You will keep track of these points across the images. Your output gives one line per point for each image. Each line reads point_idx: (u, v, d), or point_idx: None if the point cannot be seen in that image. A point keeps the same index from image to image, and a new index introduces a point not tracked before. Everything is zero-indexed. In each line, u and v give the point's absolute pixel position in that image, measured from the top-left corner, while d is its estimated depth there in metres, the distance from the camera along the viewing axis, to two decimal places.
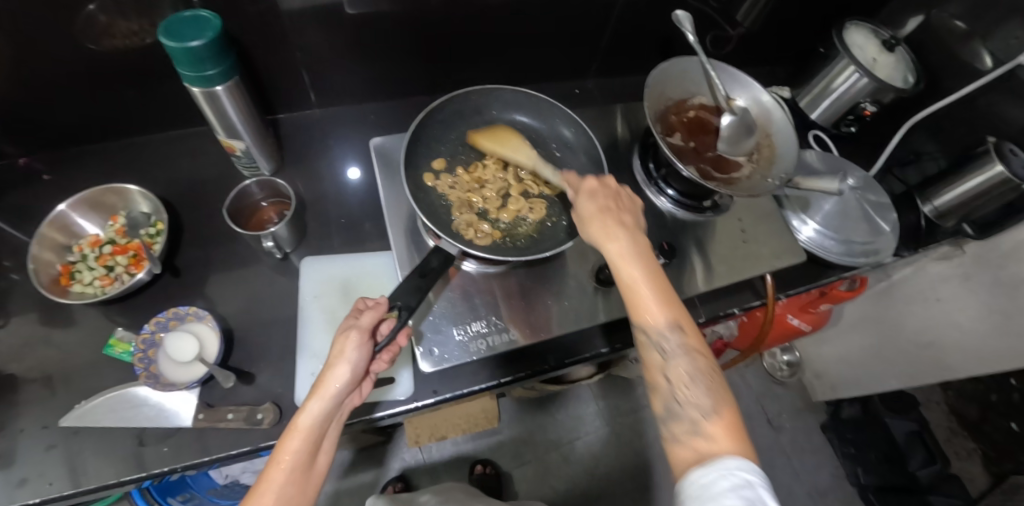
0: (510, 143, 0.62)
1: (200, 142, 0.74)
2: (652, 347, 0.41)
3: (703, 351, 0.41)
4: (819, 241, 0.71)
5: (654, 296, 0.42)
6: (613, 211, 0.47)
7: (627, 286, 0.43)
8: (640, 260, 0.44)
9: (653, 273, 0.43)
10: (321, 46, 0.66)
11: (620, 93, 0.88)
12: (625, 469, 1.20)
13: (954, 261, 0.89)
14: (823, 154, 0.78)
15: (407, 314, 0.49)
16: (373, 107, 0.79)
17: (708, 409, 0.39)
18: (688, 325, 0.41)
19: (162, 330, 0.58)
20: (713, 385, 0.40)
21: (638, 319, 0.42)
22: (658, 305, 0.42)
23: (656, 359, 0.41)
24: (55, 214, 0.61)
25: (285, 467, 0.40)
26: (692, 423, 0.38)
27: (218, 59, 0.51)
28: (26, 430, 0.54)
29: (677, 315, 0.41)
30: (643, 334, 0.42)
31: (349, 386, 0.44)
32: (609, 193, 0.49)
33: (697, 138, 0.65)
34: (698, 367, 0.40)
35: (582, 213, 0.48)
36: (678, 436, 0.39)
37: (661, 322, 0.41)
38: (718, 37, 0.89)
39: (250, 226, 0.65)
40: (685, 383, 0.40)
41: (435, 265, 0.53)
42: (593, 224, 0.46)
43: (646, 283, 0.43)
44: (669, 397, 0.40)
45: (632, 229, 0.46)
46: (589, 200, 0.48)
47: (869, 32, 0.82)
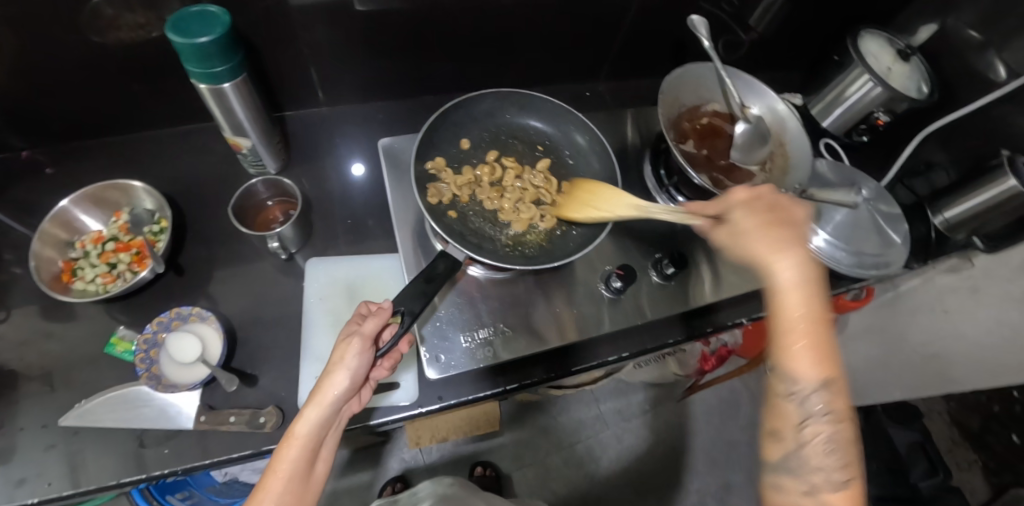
0: (601, 195, 0.56)
1: (206, 139, 0.73)
2: (792, 396, 0.36)
3: (845, 414, 0.36)
4: (830, 252, 0.69)
5: (815, 345, 0.36)
6: (781, 229, 0.41)
7: (785, 323, 0.37)
8: (807, 297, 0.37)
9: (818, 315, 0.37)
10: (330, 43, 0.65)
11: (631, 97, 0.87)
12: (624, 474, 1.20)
13: (963, 273, 0.86)
14: (834, 164, 0.77)
15: (411, 320, 0.48)
16: (381, 105, 0.78)
17: (836, 478, 0.34)
18: (840, 386, 0.36)
19: (164, 331, 0.57)
20: (848, 458, 0.35)
21: (784, 363, 0.36)
22: (813, 357, 0.36)
23: (792, 412, 0.36)
24: (58, 210, 0.60)
25: (283, 476, 0.40)
26: (810, 488, 0.34)
27: (227, 55, 0.50)
28: (25, 429, 0.53)
29: (831, 372, 0.36)
30: (786, 382, 0.36)
31: (348, 393, 0.43)
32: (770, 205, 0.43)
33: (709, 146, 0.65)
34: (836, 433, 0.35)
35: (739, 228, 0.43)
36: (786, 492, 0.35)
37: (812, 377, 0.35)
38: (731, 42, 0.88)
39: (256, 226, 0.64)
40: (819, 446, 0.35)
41: (441, 271, 0.52)
42: (756, 241, 0.41)
43: (808, 327, 0.36)
44: (791, 453, 0.35)
45: (804, 250, 0.40)
46: (750, 214, 0.43)
47: (884, 40, 0.81)
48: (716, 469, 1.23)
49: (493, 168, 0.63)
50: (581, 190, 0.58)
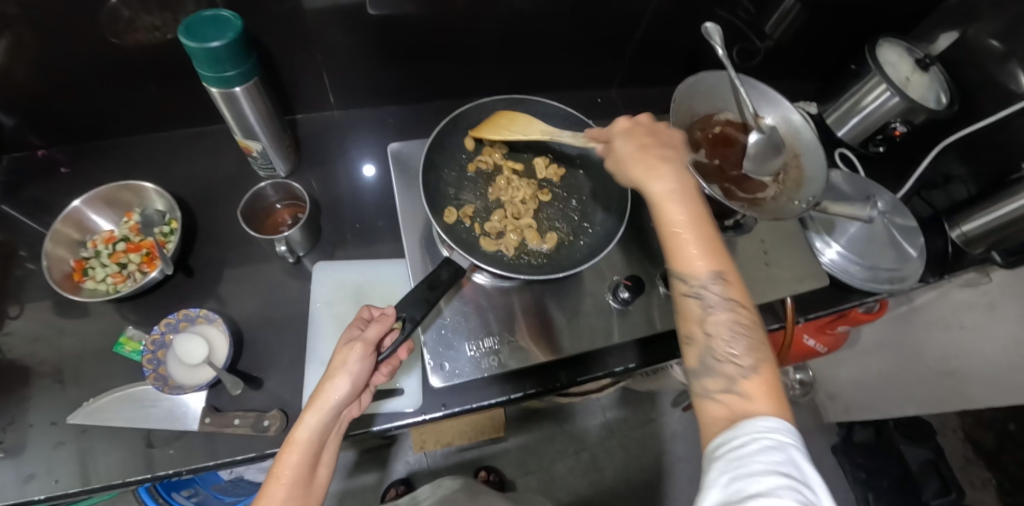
0: (516, 121, 0.59)
1: (218, 141, 0.74)
2: (692, 296, 0.37)
3: (745, 305, 0.38)
4: (842, 265, 0.69)
5: (699, 242, 0.38)
6: (655, 149, 0.43)
7: (669, 229, 0.39)
8: (684, 201, 0.39)
9: (698, 214, 0.39)
10: (342, 47, 0.65)
11: (644, 105, 0.86)
12: (629, 484, 1.19)
13: (980, 289, 0.85)
14: (849, 175, 0.75)
15: (412, 326, 0.47)
16: (392, 110, 0.78)
17: (746, 366, 0.35)
18: (733, 278, 0.38)
19: (172, 332, 0.57)
20: (754, 344, 0.36)
21: (678, 266, 0.38)
22: (701, 253, 0.38)
23: (695, 310, 0.37)
24: (71, 209, 0.61)
25: (286, 483, 0.39)
26: (725, 379, 0.35)
27: (239, 60, 0.50)
28: (34, 425, 0.53)
29: (722, 265, 0.38)
30: (683, 282, 0.38)
31: (349, 399, 0.43)
32: (643, 129, 0.45)
33: (721, 155, 0.63)
34: (739, 320, 0.37)
35: (620, 155, 0.44)
36: (709, 390, 0.35)
37: (705, 272, 0.37)
38: (745, 50, 0.87)
39: (264, 228, 0.64)
40: (725, 336, 0.37)
41: (445, 278, 0.51)
42: (633, 164, 0.42)
43: (691, 228, 0.38)
44: (703, 349, 0.37)
45: (675, 164, 0.42)
46: (627, 141, 0.45)
47: (903, 49, 0.79)
48: None
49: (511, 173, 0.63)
50: (503, 118, 0.61)
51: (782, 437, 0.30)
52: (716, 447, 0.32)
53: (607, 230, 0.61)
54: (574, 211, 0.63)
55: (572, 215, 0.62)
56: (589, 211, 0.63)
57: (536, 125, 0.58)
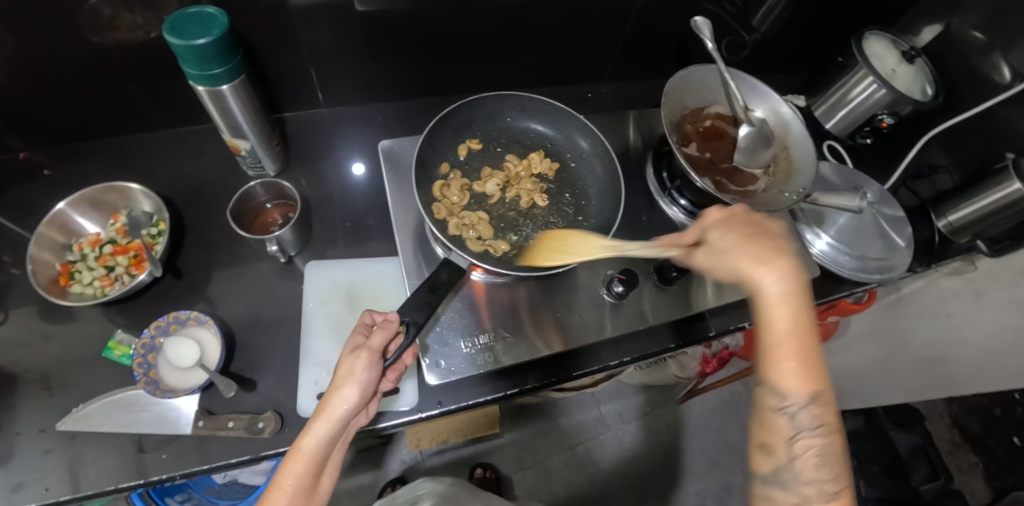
0: (571, 245, 0.53)
1: (205, 140, 0.73)
2: (782, 412, 0.36)
3: (834, 428, 0.36)
4: (832, 256, 0.70)
5: (803, 359, 0.35)
6: (763, 244, 0.39)
7: (772, 338, 0.36)
8: (795, 314, 0.36)
9: (806, 328, 0.36)
10: (330, 44, 0.64)
11: (634, 98, 0.86)
12: (625, 477, 1.20)
13: (965, 277, 0.87)
14: (838, 166, 0.76)
15: (415, 331, 0.48)
16: (382, 107, 0.78)
17: (827, 491, 0.35)
18: (828, 401, 0.36)
19: (162, 335, 0.56)
20: (836, 468, 0.36)
21: (773, 378, 0.36)
22: (802, 373, 0.35)
23: (783, 427, 0.36)
24: (55, 213, 0.60)
25: (289, 491, 0.38)
26: (801, 500, 0.35)
27: (225, 58, 0.50)
28: (23, 433, 0.52)
29: (822, 388, 0.35)
30: (777, 397, 0.36)
31: (356, 408, 0.42)
32: (742, 221, 0.42)
33: (712, 148, 0.64)
34: (827, 444, 0.36)
35: (719, 246, 0.41)
36: (776, 501, 0.36)
37: (802, 393, 0.35)
38: (734, 43, 0.87)
39: (254, 229, 0.63)
40: (811, 459, 0.35)
41: (444, 279, 0.52)
42: (740, 257, 0.39)
43: (796, 341, 0.36)
44: (783, 465, 0.36)
45: (787, 261, 0.38)
46: (726, 233, 0.41)
47: (889, 41, 0.80)
48: (716, 472, 1.23)
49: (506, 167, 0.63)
50: (557, 238, 0.55)
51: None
52: None
53: (600, 223, 0.61)
54: (568, 205, 0.63)
55: (566, 209, 0.62)
56: (582, 204, 0.63)
57: (595, 243, 0.51)
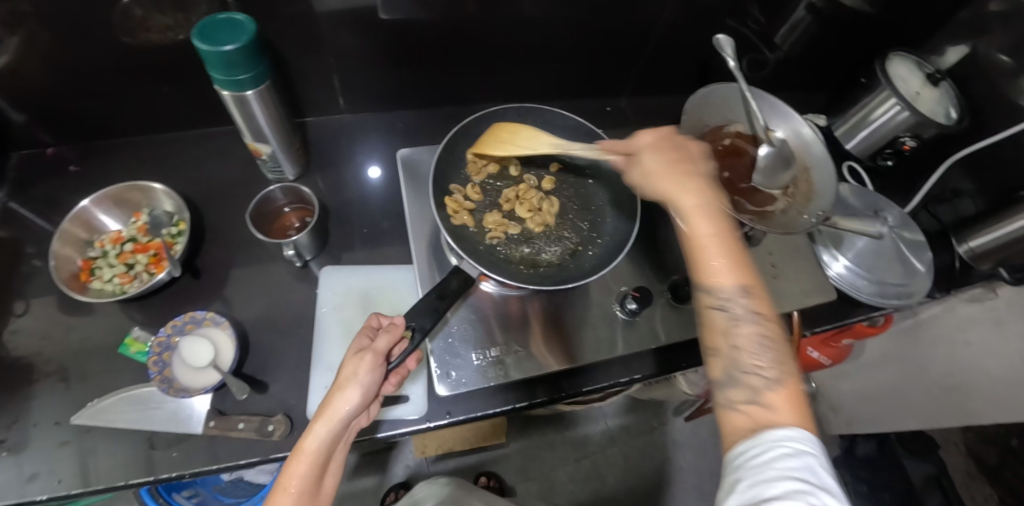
0: (520, 136, 0.58)
1: (227, 142, 0.74)
2: (718, 307, 0.37)
3: (773, 319, 0.38)
4: (850, 279, 0.69)
5: (726, 255, 0.39)
6: (684, 165, 0.45)
7: (696, 240, 0.40)
8: (711, 216, 0.40)
9: (723, 227, 0.40)
10: (353, 51, 0.65)
11: (653, 113, 0.86)
12: (630, 493, 1.18)
13: (986, 305, 0.86)
14: (858, 189, 0.75)
15: (421, 336, 0.48)
16: (401, 114, 0.78)
17: (773, 379, 0.35)
18: (760, 292, 0.38)
19: (178, 334, 0.57)
20: (781, 358, 0.36)
21: (703, 279, 0.38)
22: (730, 267, 0.38)
23: (721, 322, 0.37)
24: (80, 209, 0.61)
25: (294, 493, 0.38)
26: (751, 391, 0.35)
27: (251, 63, 0.50)
28: (38, 425, 0.53)
29: (749, 280, 0.38)
30: (710, 295, 0.38)
31: (358, 410, 0.42)
32: (672, 146, 0.47)
33: (730, 168, 0.63)
34: (767, 334, 0.37)
35: (650, 169, 0.46)
36: (732, 402, 0.35)
37: (734, 285, 0.37)
38: (755, 61, 0.87)
39: (272, 232, 0.64)
40: (751, 348, 0.36)
41: (454, 287, 0.52)
42: (664, 178, 0.44)
43: (717, 239, 0.39)
44: (729, 361, 0.37)
45: (703, 181, 0.43)
46: (656, 155, 0.47)
47: (913, 63, 0.79)
48: None
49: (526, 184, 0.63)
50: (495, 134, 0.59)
51: (800, 447, 0.30)
52: (738, 464, 0.31)
53: (614, 242, 0.61)
54: (583, 220, 0.62)
55: (581, 225, 0.62)
56: (598, 221, 0.63)
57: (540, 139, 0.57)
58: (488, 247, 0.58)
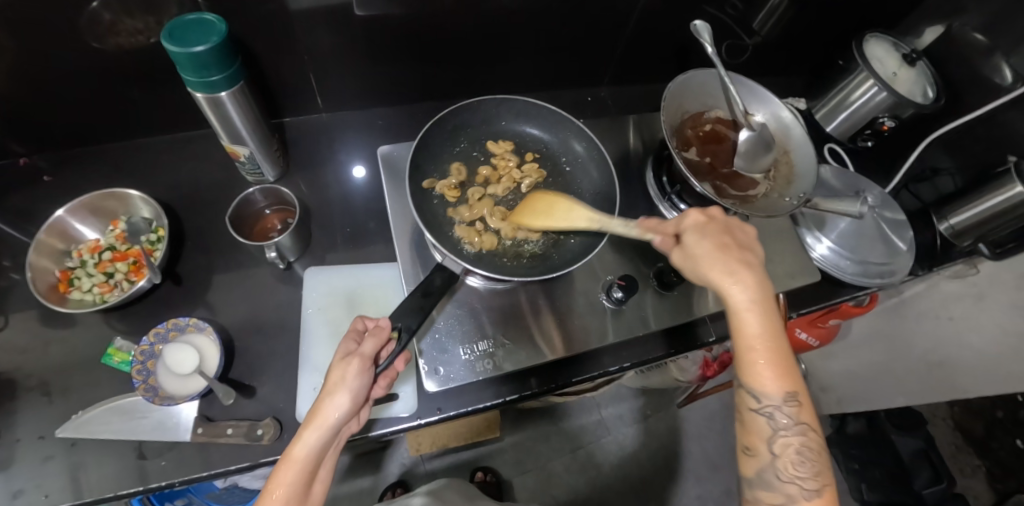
0: (556, 212, 0.54)
1: (204, 145, 0.73)
2: (761, 412, 0.39)
3: (813, 426, 0.40)
4: (833, 260, 0.69)
5: (775, 363, 0.39)
6: (734, 252, 0.43)
7: (745, 345, 0.40)
8: (764, 318, 0.40)
9: (774, 332, 0.40)
10: (330, 49, 0.64)
11: (633, 102, 0.86)
12: (626, 481, 1.19)
13: (967, 280, 0.88)
14: (839, 170, 0.76)
15: (408, 336, 0.48)
16: (381, 111, 0.77)
17: (810, 488, 0.38)
18: (803, 400, 0.40)
19: (161, 342, 0.56)
20: (817, 464, 0.39)
21: (751, 383, 0.40)
22: (777, 374, 0.39)
23: (763, 427, 0.39)
24: (55, 219, 0.60)
25: (279, 501, 0.37)
26: (788, 499, 0.38)
27: (224, 64, 0.50)
28: (22, 440, 0.52)
29: (795, 388, 0.39)
30: (755, 400, 0.40)
31: (347, 415, 0.42)
32: (719, 228, 0.46)
33: (711, 153, 0.64)
34: (807, 443, 0.39)
35: (694, 251, 0.44)
36: (765, 502, 0.39)
37: (778, 393, 0.39)
38: (734, 46, 0.87)
39: (253, 235, 0.63)
40: (791, 457, 0.39)
41: (438, 284, 0.52)
42: (713, 266, 0.42)
43: (768, 346, 0.40)
44: (766, 465, 0.39)
45: (755, 274, 0.42)
46: (703, 239, 0.45)
47: (890, 44, 0.80)
48: (718, 475, 1.23)
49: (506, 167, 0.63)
50: (542, 204, 0.56)
51: None
52: None
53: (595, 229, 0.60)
54: None
55: None
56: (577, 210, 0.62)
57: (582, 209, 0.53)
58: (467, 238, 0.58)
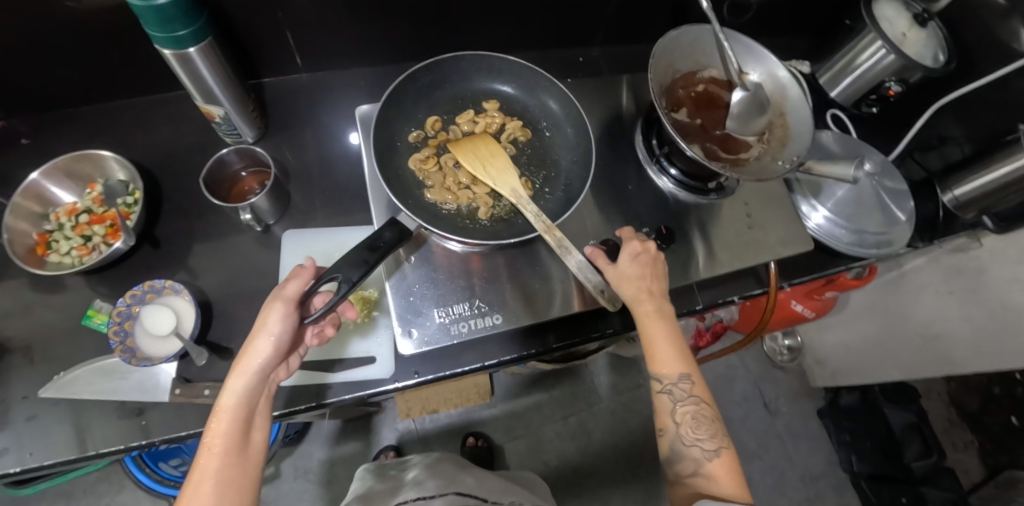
0: (496, 162, 0.56)
1: (182, 107, 0.71)
2: (664, 392, 0.47)
3: (709, 401, 0.47)
4: (828, 229, 0.68)
5: (674, 352, 0.47)
6: (647, 267, 0.50)
7: (648, 338, 0.48)
8: (662, 316, 0.48)
9: (671, 328, 0.48)
10: (306, 7, 0.61)
11: (628, 63, 0.83)
12: (618, 448, 1.21)
13: (970, 254, 0.85)
14: (840, 136, 0.73)
15: (347, 287, 0.44)
16: (363, 72, 0.75)
17: (710, 450, 0.45)
18: (698, 379, 0.47)
19: (138, 303, 0.56)
20: (713, 427, 0.46)
21: (654, 370, 0.47)
22: (675, 360, 0.47)
23: (666, 403, 0.47)
24: (29, 182, 0.59)
25: (219, 452, 0.38)
26: (695, 463, 0.44)
27: (189, 18, 0.47)
28: (4, 400, 0.53)
29: (689, 369, 0.47)
30: (658, 382, 0.47)
31: (273, 360, 0.43)
32: (650, 258, 0.51)
33: (704, 115, 0.61)
34: (700, 411, 0.46)
35: (621, 270, 0.50)
36: (682, 473, 0.45)
37: (675, 375, 0.46)
38: (736, 5, 0.83)
39: (231, 197, 0.62)
40: (689, 423, 0.46)
41: (388, 239, 0.48)
42: (629, 282, 0.49)
43: (666, 337, 0.47)
44: (674, 436, 0.46)
45: (659, 286, 0.50)
46: (634, 266, 0.50)
47: (901, 3, 0.75)
48: None
49: (491, 124, 0.61)
50: (485, 148, 0.57)
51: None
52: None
53: (568, 193, 0.59)
54: (535, 177, 0.61)
55: (533, 179, 0.60)
56: (551, 176, 0.61)
57: (510, 178, 0.55)
58: (437, 197, 0.57)
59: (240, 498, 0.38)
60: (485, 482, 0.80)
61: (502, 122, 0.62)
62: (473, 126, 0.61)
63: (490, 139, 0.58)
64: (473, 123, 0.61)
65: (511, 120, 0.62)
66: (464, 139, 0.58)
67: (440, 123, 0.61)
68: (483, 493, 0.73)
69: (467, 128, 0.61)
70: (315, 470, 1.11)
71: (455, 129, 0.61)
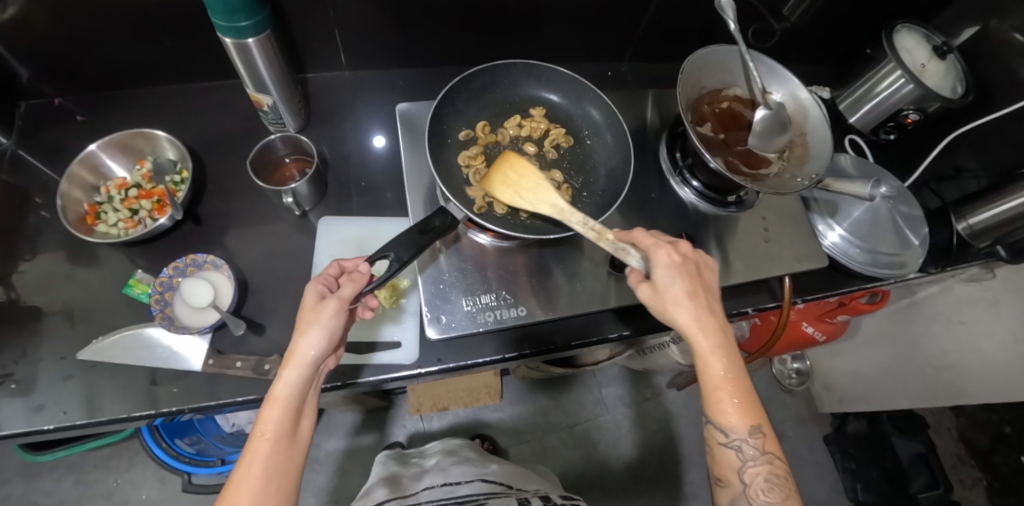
0: (530, 186, 0.56)
1: (229, 96, 0.75)
2: (729, 445, 0.45)
3: (777, 456, 0.45)
4: (843, 248, 0.69)
5: (738, 402, 0.45)
6: (699, 298, 0.47)
7: (713, 383, 0.45)
8: (726, 359, 0.45)
9: (736, 372, 0.45)
10: (353, 8, 0.65)
11: (654, 79, 0.85)
12: (622, 461, 1.21)
13: (983, 284, 0.86)
14: (857, 159, 0.76)
15: (398, 266, 0.47)
16: (402, 73, 0.78)
17: None
18: (767, 432, 0.45)
19: (179, 275, 0.59)
20: (782, 486, 0.45)
21: (720, 422, 0.45)
22: (741, 412, 0.44)
23: (733, 459, 0.45)
24: (87, 154, 0.62)
25: (270, 439, 0.40)
26: None
27: (252, 10, 0.51)
28: (45, 359, 0.56)
29: (758, 421, 0.45)
30: (723, 435, 0.45)
31: (324, 353, 0.44)
32: (688, 270, 0.48)
33: (728, 131, 0.64)
34: (773, 471, 0.45)
35: (663, 292, 0.47)
36: None
37: (744, 429, 0.44)
38: (761, 31, 0.87)
39: (273, 181, 0.66)
40: (759, 485, 0.45)
41: (439, 224, 0.51)
42: (680, 314, 0.46)
43: (730, 385, 0.45)
44: (738, 493, 0.45)
45: (714, 319, 0.47)
46: (677, 285, 0.47)
47: (921, 36, 0.78)
48: None
49: (538, 129, 0.64)
50: (514, 171, 0.57)
51: None
52: None
53: (605, 199, 0.62)
54: (575, 181, 0.63)
55: (574, 183, 0.63)
56: (590, 181, 0.64)
57: (548, 194, 0.54)
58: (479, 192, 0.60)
59: (285, 484, 0.40)
60: (507, 469, 0.80)
61: (547, 128, 0.65)
62: (520, 131, 0.65)
63: (512, 160, 0.57)
64: (519, 127, 0.64)
65: (557, 128, 0.65)
66: (492, 173, 0.58)
67: (489, 126, 0.64)
68: (506, 479, 0.73)
69: (514, 132, 0.64)
70: (322, 462, 1.13)
71: (507, 132, 0.64)
